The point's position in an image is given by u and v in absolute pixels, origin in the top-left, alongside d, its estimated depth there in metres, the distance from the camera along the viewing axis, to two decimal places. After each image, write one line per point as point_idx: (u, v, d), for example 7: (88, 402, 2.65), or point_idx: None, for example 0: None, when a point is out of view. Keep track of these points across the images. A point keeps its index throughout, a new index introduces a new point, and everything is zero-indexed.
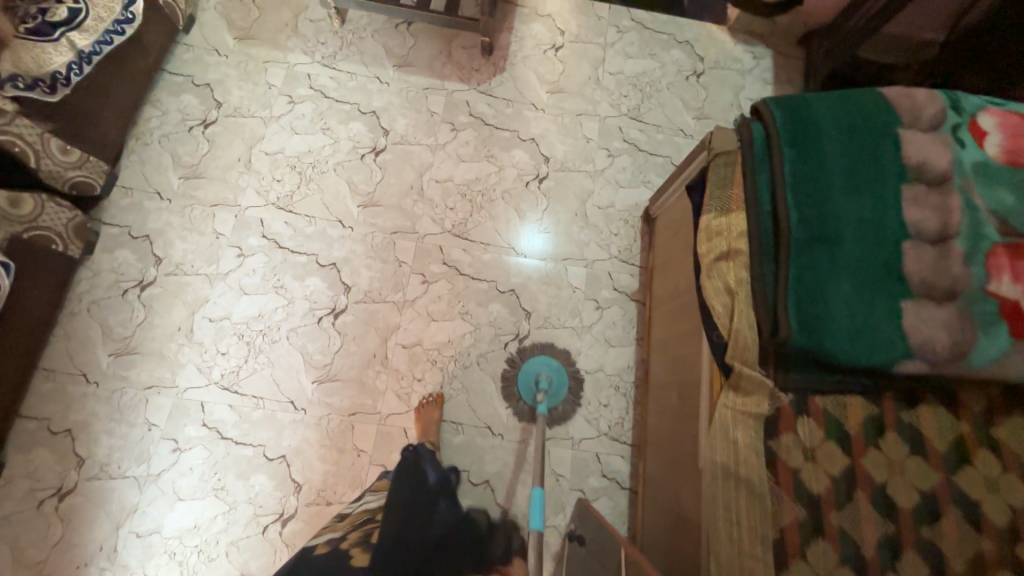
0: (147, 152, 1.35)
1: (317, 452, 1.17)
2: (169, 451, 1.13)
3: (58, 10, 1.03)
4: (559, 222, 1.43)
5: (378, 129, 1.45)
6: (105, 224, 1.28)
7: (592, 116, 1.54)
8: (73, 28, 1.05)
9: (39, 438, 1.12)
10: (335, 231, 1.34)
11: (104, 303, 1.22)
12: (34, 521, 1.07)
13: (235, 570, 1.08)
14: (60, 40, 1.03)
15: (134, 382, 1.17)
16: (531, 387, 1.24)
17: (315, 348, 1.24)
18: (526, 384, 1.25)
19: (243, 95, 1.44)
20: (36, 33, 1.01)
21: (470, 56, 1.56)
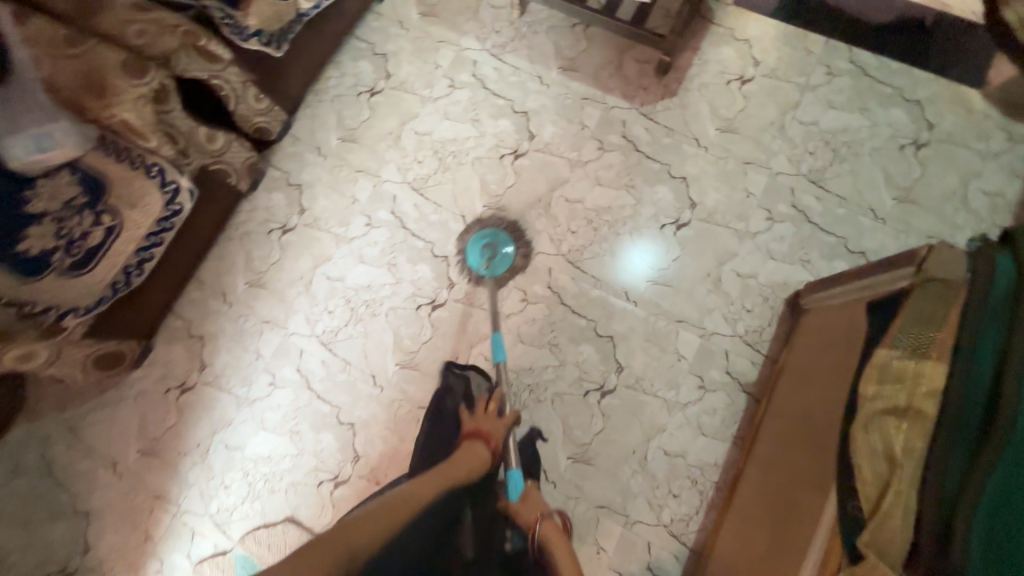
0: (318, 108, 1.47)
1: (381, 431, 1.22)
2: (267, 383, 1.27)
3: None
4: (686, 278, 1.27)
5: (525, 132, 1.41)
6: (271, 166, 1.42)
7: (762, 169, 1.33)
8: None
9: (180, 336, 1.31)
10: (456, 225, 1.35)
11: (252, 236, 1.37)
12: (160, 402, 1.27)
13: (287, 509, 1.18)
14: None
15: (257, 313, 1.32)
16: (478, 257, 1.31)
17: (406, 333, 1.28)
18: (470, 256, 1.32)
19: (411, 71, 1.49)
20: None
21: (642, 72, 1.42)
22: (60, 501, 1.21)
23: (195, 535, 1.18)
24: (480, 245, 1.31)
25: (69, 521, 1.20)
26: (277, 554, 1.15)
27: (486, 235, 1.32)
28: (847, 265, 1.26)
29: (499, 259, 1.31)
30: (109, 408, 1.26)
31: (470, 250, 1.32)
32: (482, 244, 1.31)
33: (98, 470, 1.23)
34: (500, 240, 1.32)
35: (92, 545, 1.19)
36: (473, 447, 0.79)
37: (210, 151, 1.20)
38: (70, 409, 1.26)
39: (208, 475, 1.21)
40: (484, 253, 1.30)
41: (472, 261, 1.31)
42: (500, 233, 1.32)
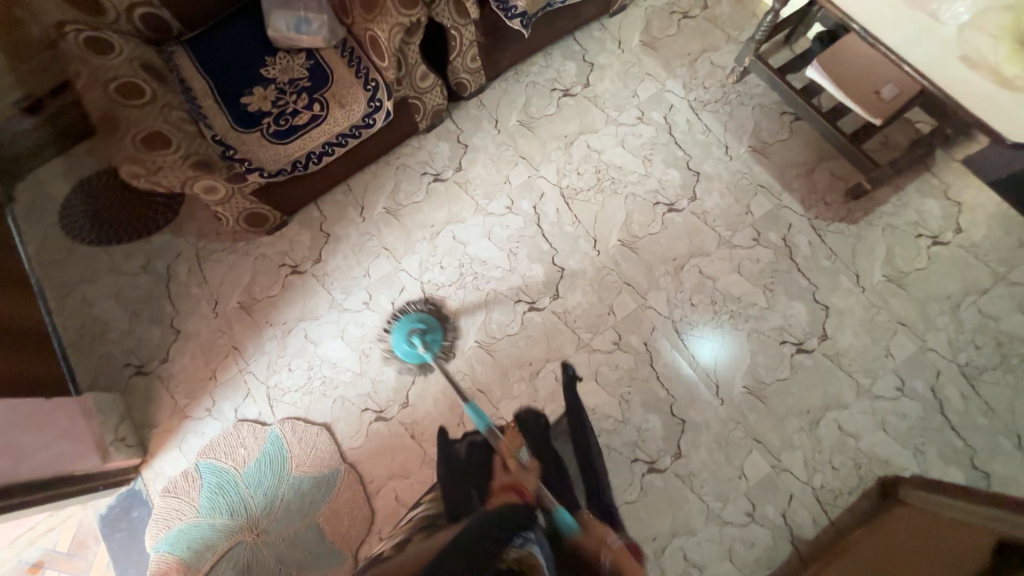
0: (513, 87, 1.54)
1: (435, 393, 1.26)
2: (361, 301, 1.35)
3: None
4: (783, 404, 1.20)
5: (689, 191, 1.39)
6: (450, 118, 1.51)
7: (914, 337, 1.23)
8: None
9: (312, 225, 1.43)
10: (585, 245, 1.37)
11: (407, 171, 1.47)
12: (271, 272, 1.40)
13: (329, 416, 1.26)
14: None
15: (380, 238, 1.41)
16: (405, 346, 1.27)
17: (497, 319, 1.31)
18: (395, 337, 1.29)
19: (609, 89, 1.52)
20: None
21: (831, 187, 1.36)
22: (164, 310, 1.37)
23: (248, 395, 1.29)
24: (404, 330, 1.29)
25: (163, 331, 1.36)
26: (303, 448, 1.24)
27: (416, 321, 1.30)
28: (962, 476, 1.13)
29: (431, 339, 1.28)
30: (233, 256, 1.41)
31: (396, 330, 1.30)
32: (410, 330, 1.28)
33: (202, 300, 1.38)
34: (430, 324, 1.30)
35: (170, 358, 1.33)
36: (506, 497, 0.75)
37: (418, 88, 1.29)
38: (205, 242, 1.42)
39: (281, 352, 1.33)
40: (414, 339, 1.26)
41: (401, 349, 1.27)
42: (432, 317, 1.31)
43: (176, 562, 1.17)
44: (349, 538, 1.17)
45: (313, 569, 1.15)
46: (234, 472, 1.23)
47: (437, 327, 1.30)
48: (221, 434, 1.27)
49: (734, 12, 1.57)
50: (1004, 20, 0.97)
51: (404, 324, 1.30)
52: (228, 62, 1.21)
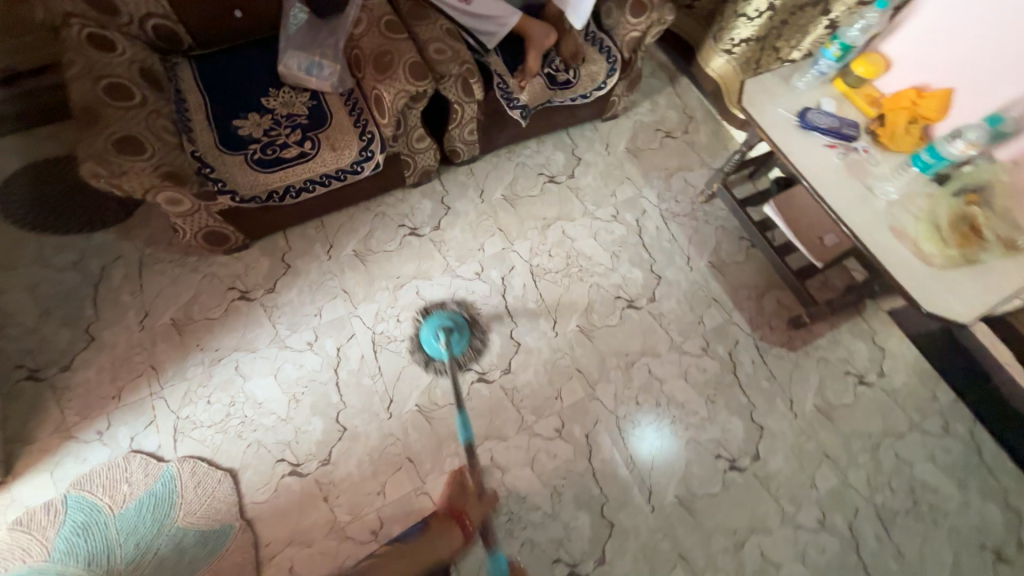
0: (503, 163, 1.62)
1: (361, 454, 1.18)
2: (305, 341, 1.30)
3: (560, 73, 1.37)
4: (711, 520, 1.19)
5: (649, 291, 1.46)
6: (439, 179, 1.56)
7: (837, 470, 1.27)
8: (563, 87, 1.38)
9: (275, 254, 1.40)
10: (544, 325, 1.39)
11: (386, 220, 1.48)
12: (218, 294, 1.33)
13: (237, 462, 1.15)
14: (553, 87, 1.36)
15: (342, 280, 1.38)
16: (433, 346, 1.30)
17: (443, 385, 1.28)
18: (430, 351, 1.31)
19: (590, 184, 1.63)
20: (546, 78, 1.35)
21: (776, 313, 1.47)
22: (85, 313, 1.27)
23: (151, 424, 1.17)
24: (433, 327, 1.32)
25: (75, 334, 1.24)
26: (198, 496, 1.10)
27: (445, 318, 1.34)
28: None
29: (455, 340, 1.31)
30: (181, 269, 1.34)
31: (425, 328, 1.33)
32: (439, 326, 1.32)
33: (130, 310, 1.29)
34: (458, 324, 1.33)
35: (73, 367, 1.21)
36: None
37: (412, 147, 1.34)
38: (153, 249, 1.35)
39: (204, 381, 1.23)
40: (441, 334, 1.30)
41: (426, 343, 1.31)
42: (460, 318, 1.35)
43: None
44: None
45: None
46: (107, 512, 1.07)
47: (466, 328, 1.34)
48: (105, 465, 1.12)
49: (709, 141, 1.76)
50: (926, 205, 1.11)
51: (165, 479, 1.11)
52: (229, 83, 1.23)
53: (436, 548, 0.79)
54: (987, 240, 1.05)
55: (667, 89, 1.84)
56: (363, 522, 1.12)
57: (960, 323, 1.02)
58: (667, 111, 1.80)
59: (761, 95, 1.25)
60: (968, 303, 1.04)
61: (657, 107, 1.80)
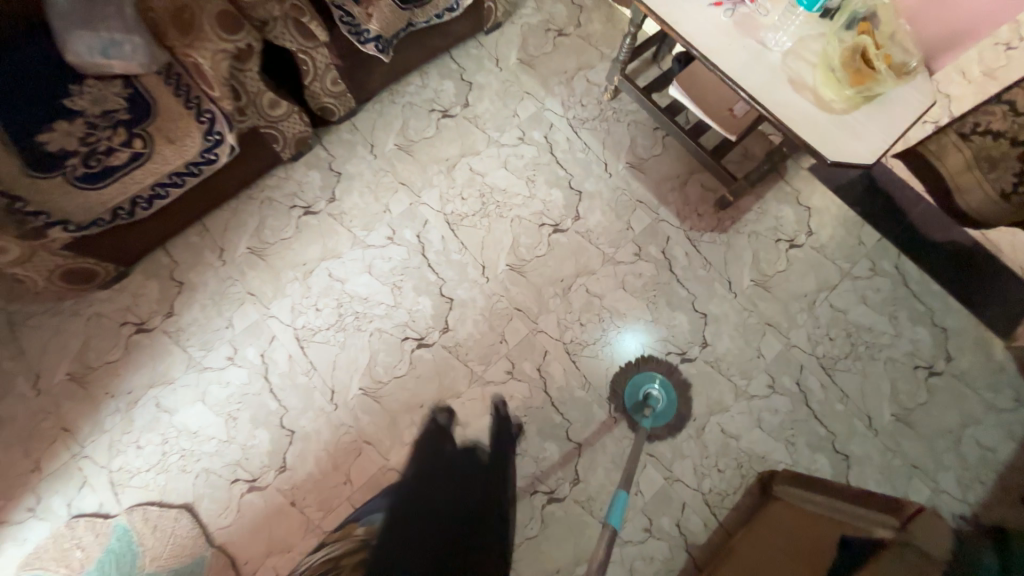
0: (388, 108, 1.45)
1: (316, 453, 1.15)
2: (224, 356, 1.20)
3: None
4: (672, 415, 1.24)
5: (573, 210, 1.39)
6: (321, 144, 1.39)
7: (780, 336, 1.32)
8: (420, 6, 1.18)
9: (161, 274, 1.25)
10: (472, 272, 1.32)
11: (274, 205, 1.33)
12: (111, 333, 1.20)
13: (190, 495, 1.10)
14: (410, 9, 1.17)
15: (245, 283, 1.27)
16: (635, 403, 1.22)
17: (383, 362, 1.23)
18: (626, 399, 1.23)
19: (488, 109, 1.48)
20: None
21: (702, 199, 1.43)
22: None
23: (85, 485, 1.10)
24: (632, 390, 1.23)
25: None
26: (160, 538, 1.07)
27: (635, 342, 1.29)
28: (827, 462, 1.23)
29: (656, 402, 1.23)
30: (59, 318, 1.19)
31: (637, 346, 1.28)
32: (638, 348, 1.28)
33: (18, 377, 1.15)
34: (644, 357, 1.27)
35: None
36: None
37: (268, 116, 1.17)
38: (17, 304, 1.19)
39: (127, 427, 1.14)
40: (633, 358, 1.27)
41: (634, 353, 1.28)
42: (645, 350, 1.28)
43: None
44: None
45: None
46: None
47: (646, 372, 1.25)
48: (50, 538, 1.06)
49: (605, 29, 1.60)
50: (818, 47, 1.04)
51: (121, 534, 1.07)
52: (19, 90, 1.00)
53: None
54: (879, 71, 0.98)
55: None
56: (337, 514, 1.12)
57: (865, 164, 1.00)
58: (554, 5, 1.61)
59: None
60: (869, 143, 1.01)
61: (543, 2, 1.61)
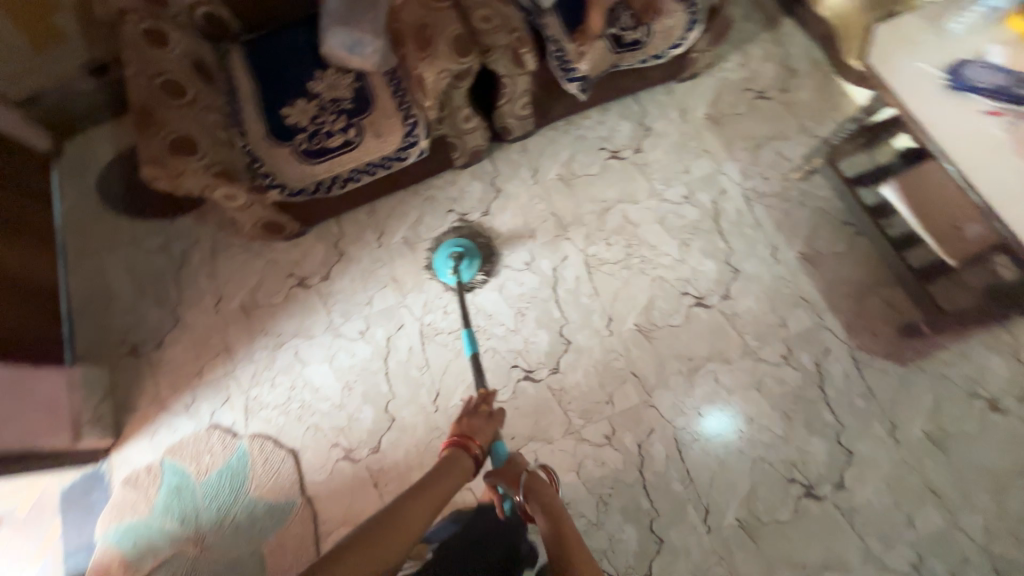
0: (560, 137, 1.47)
1: (408, 445, 1.21)
2: (358, 329, 1.32)
3: (633, 34, 1.16)
4: (777, 550, 1.08)
5: (722, 287, 1.29)
6: (490, 158, 1.46)
7: (944, 510, 1.08)
8: (632, 50, 1.18)
9: (329, 240, 1.42)
10: (598, 321, 1.28)
11: (435, 204, 1.43)
12: (279, 280, 1.39)
13: (298, 442, 1.23)
14: (622, 52, 1.17)
15: (392, 268, 1.38)
16: (443, 262, 1.31)
17: (489, 381, 1.25)
18: (439, 263, 1.31)
19: (659, 159, 1.43)
20: (613, 40, 1.15)
21: (883, 317, 1.23)
22: (170, 294, 1.39)
23: (227, 401, 1.29)
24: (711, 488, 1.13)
25: (163, 316, 1.37)
26: (266, 470, 1.21)
27: (455, 245, 1.33)
28: None
29: (465, 265, 1.32)
30: (247, 254, 1.41)
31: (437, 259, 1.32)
32: (449, 253, 1.31)
33: (206, 294, 1.39)
34: (469, 249, 1.33)
35: (163, 345, 1.35)
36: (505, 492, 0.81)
37: (460, 128, 1.24)
38: (223, 235, 1.43)
39: (269, 364, 1.31)
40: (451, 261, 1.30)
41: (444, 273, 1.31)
42: (471, 243, 1.34)
43: (119, 556, 1.16)
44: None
45: None
46: (195, 477, 1.22)
47: (477, 254, 1.33)
48: (192, 436, 1.26)
49: (812, 100, 1.45)
50: None
51: (239, 455, 1.23)
52: (278, 70, 1.19)
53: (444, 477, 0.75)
54: None
55: (764, 36, 1.53)
56: None
57: None
58: (761, 65, 1.50)
59: (894, 52, 0.95)
60: None
61: (749, 59, 1.50)
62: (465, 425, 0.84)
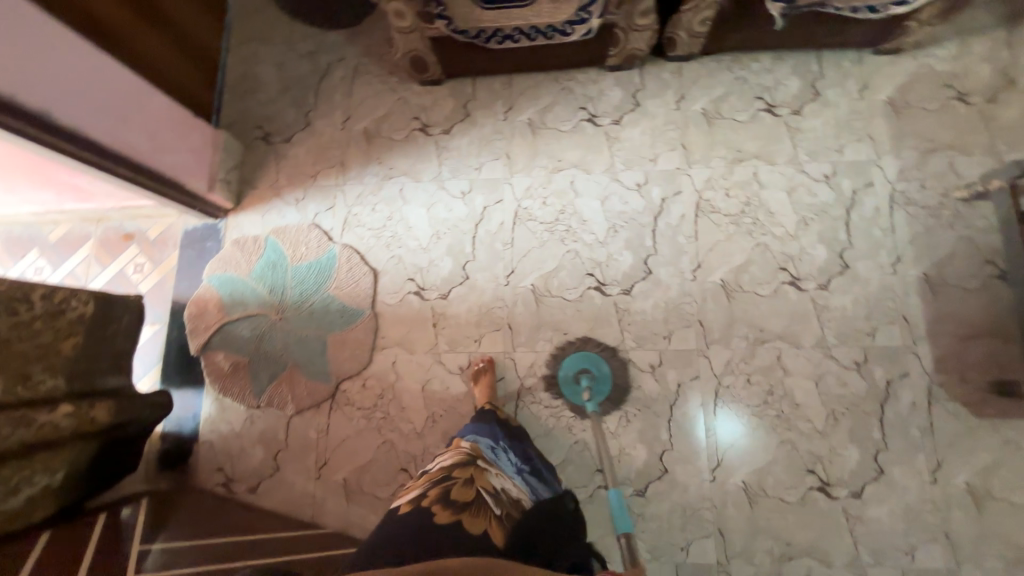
0: (721, 71, 1.38)
1: (472, 304, 1.31)
2: (460, 189, 1.38)
3: None
4: (769, 521, 1.13)
5: (824, 277, 1.23)
6: (641, 69, 1.40)
7: (950, 555, 1.08)
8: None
9: (460, 98, 1.44)
10: (686, 263, 1.28)
11: (570, 97, 1.41)
12: (404, 119, 1.45)
13: (380, 266, 1.35)
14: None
15: (509, 145, 1.40)
16: (571, 385, 1.22)
17: (562, 278, 1.30)
18: (569, 396, 1.23)
19: (815, 128, 1.32)
20: None
21: (978, 366, 1.16)
22: (308, 99, 1.49)
23: (331, 209, 1.41)
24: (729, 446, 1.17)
25: (297, 116, 1.48)
26: (347, 277, 1.34)
27: (588, 362, 1.23)
28: None
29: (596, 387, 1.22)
30: (383, 86, 1.47)
31: (563, 367, 1.24)
32: (580, 370, 1.22)
33: (338, 110, 1.47)
34: (600, 372, 1.22)
35: (291, 142, 1.47)
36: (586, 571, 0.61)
37: (632, 23, 1.19)
38: (367, 60, 1.49)
39: (374, 191, 1.41)
40: (583, 380, 1.20)
41: (563, 379, 1.23)
42: (605, 365, 1.23)
43: (216, 298, 1.36)
44: (340, 366, 1.29)
45: (303, 370, 1.29)
46: (288, 260, 1.37)
47: (608, 377, 1.22)
48: (294, 226, 1.41)
49: (1019, 121, 1.27)
50: None
51: (329, 256, 1.37)
52: None
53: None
54: None
55: (997, 32, 1.32)
56: (455, 357, 1.28)
57: None
58: (978, 64, 1.31)
59: None
60: None
61: (966, 53, 1.31)
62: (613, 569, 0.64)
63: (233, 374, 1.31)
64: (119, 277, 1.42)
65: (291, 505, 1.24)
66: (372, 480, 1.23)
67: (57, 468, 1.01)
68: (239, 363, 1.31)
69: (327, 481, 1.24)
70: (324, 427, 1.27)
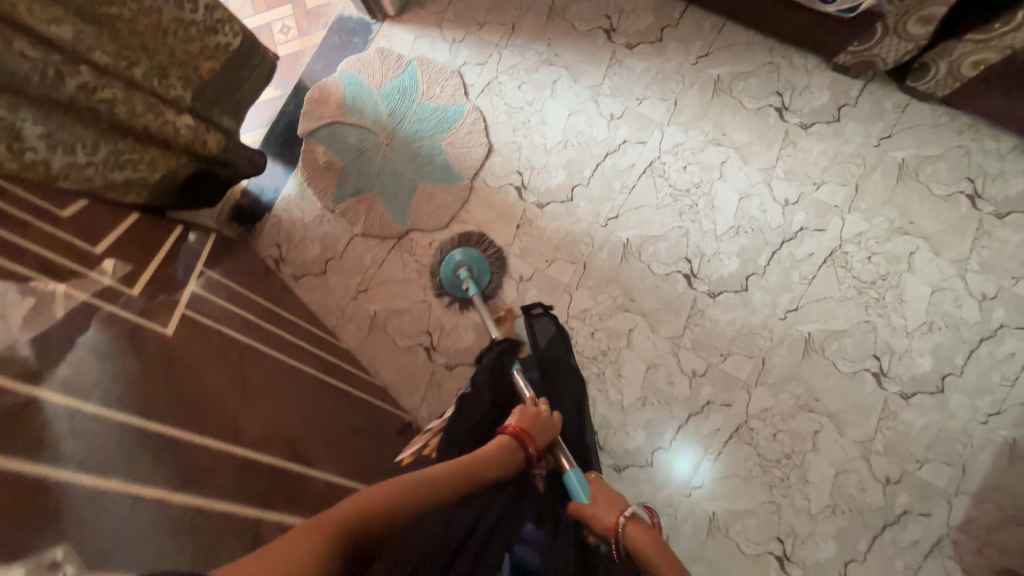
0: (948, 131, 1.19)
1: (562, 225, 1.27)
2: (612, 110, 1.28)
3: None
4: (716, 556, 1.14)
5: (910, 386, 1.14)
6: (863, 85, 1.22)
7: None
8: None
9: (660, 19, 1.30)
10: (785, 299, 1.19)
11: (772, 76, 1.25)
12: (595, 12, 1.32)
13: (498, 145, 1.31)
14: None
15: (682, 92, 1.27)
16: (452, 281, 1.23)
17: (658, 249, 1.23)
18: (446, 284, 1.24)
19: (1007, 242, 1.15)
20: None
21: (1005, 549, 1.09)
22: None
23: (480, 65, 1.34)
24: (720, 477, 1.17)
25: None
26: (463, 140, 1.31)
27: (461, 261, 1.22)
28: None
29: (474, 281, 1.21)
30: None
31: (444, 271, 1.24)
32: (455, 270, 1.22)
33: None
34: (470, 274, 1.21)
35: None
36: (507, 449, 0.75)
37: (902, 25, 1.00)
38: None
39: (529, 69, 1.32)
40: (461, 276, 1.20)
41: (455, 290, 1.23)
42: (469, 264, 1.22)
43: (339, 94, 1.35)
44: (417, 216, 1.30)
45: (384, 202, 1.31)
46: (418, 94, 1.33)
47: (478, 270, 1.22)
48: (438, 64, 1.35)
49: None
50: None
51: (456, 110, 1.32)
52: None
53: (488, 458, 0.72)
54: None
55: None
56: (520, 264, 1.27)
57: None
58: None
59: None
60: None
61: None
62: (524, 420, 0.81)
63: (324, 171, 1.34)
64: (264, 29, 1.42)
65: (320, 308, 1.32)
66: (397, 326, 1.29)
67: (159, 169, 1.06)
68: (332, 164, 1.33)
69: (359, 306, 1.30)
70: (379, 260, 1.31)
